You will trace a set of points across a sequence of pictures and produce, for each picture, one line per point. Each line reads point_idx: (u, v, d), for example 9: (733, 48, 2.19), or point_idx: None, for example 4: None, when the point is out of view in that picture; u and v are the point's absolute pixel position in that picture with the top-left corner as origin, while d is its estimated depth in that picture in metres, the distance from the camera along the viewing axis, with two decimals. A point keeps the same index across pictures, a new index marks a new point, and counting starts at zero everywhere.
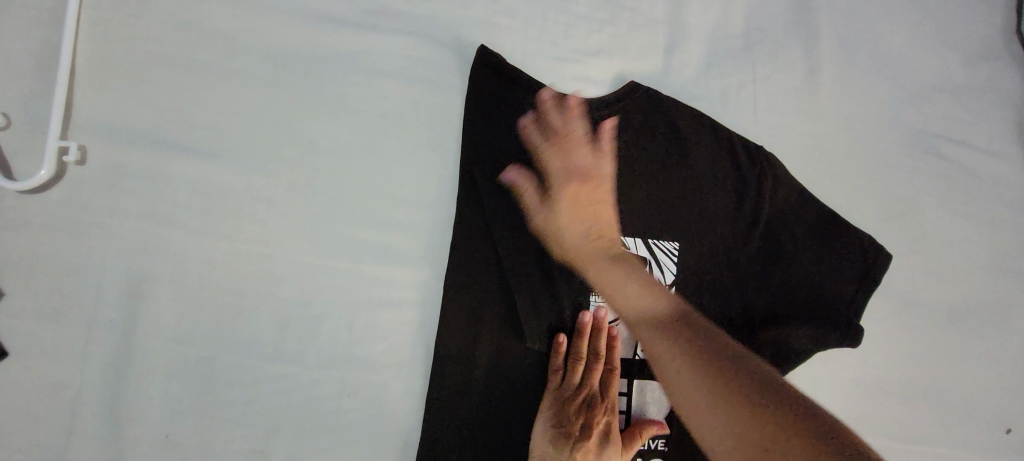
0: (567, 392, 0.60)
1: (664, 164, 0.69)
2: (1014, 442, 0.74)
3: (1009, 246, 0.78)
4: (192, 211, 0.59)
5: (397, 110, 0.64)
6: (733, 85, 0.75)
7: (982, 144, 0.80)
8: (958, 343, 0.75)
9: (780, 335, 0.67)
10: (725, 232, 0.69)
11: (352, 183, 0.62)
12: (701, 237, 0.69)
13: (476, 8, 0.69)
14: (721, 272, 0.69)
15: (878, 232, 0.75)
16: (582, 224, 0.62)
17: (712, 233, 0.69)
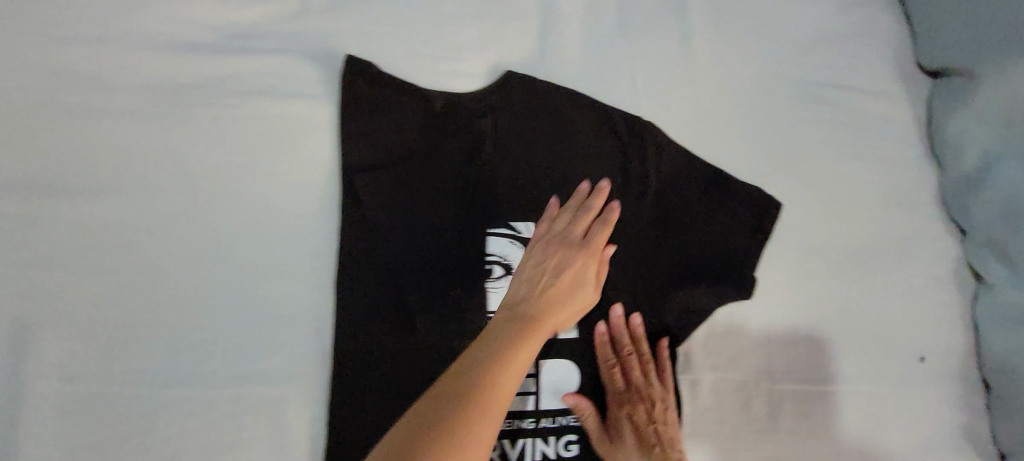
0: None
1: (545, 147, 0.70)
2: (930, 370, 0.75)
3: (899, 180, 0.80)
4: (74, 250, 0.60)
5: (274, 129, 0.66)
6: (612, 61, 0.77)
7: (863, 86, 0.83)
8: (864, 281, 0.76)
9: (674, 296, 0.69)
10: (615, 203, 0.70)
11: (235, 206, 0.64)
12: None
13: (342, 17, 0.71)
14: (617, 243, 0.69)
15: (771, 184, 0.76)
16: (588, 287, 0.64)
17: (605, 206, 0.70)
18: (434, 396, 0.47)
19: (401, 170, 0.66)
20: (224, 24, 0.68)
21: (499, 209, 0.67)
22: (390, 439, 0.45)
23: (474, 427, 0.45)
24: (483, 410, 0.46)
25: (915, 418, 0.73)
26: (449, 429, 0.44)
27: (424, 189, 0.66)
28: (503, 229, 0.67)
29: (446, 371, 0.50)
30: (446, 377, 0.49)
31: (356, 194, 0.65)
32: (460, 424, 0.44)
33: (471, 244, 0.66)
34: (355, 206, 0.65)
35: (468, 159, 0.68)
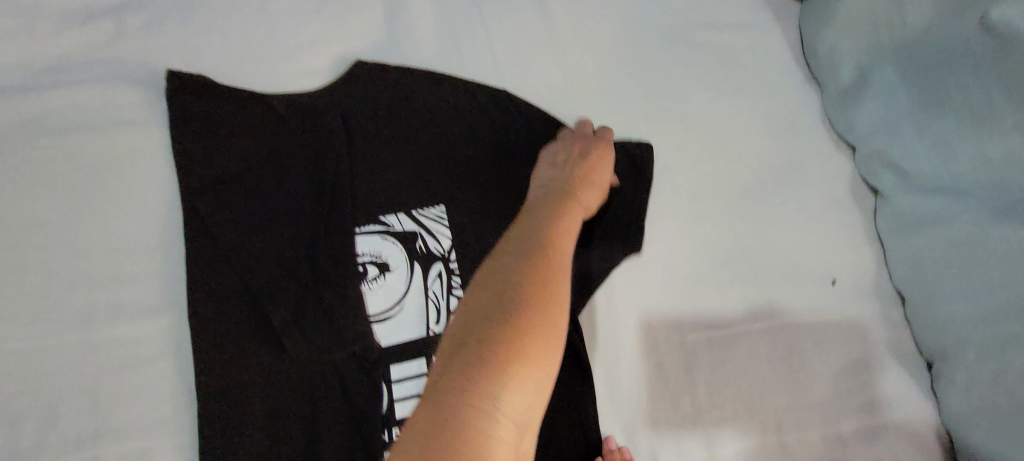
0: (353, 391, 0.58)
1: (403, 134, 0.67)
2: (843, 292, 0.73)
3: (782, 107, 0.79)
4: None
5: (99, 162, 0.61)
6: (467, 35, 0.74)
7: (732, 20, 0.81)
8: (762, 214, 0.74)
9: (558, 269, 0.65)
10: (486, 179, 0.67)
11: (63, 250, 0.58)
12: (465, 191, 0.66)
13: (165, 34, 0.66)
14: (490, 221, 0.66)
15: (651, 133, 0.74)
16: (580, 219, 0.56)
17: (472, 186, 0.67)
18: (530, 302, 0.42)
19: (249, 181, 0.62)
20: (35, 63, 0.63)
21: (364, 206, 0.63)
22: (472, 329, 0.41)
23: (558, 328, 0.43)
24: (562, 314, 0.44)
25: (834, 344, 0.71)
26: (551, 328, 0.42)
27: (277, 199, 0.62)
28: (373, 226, 0.63)
29: (526, 297, 0.43)
30: (535, 269, 0.45)
31: (200, 212, 0.60)
32: (548, 318, 0.42)
33: (335, 244, 0.61)
34: (201, 226, 0.60)
35: (321, 157, 0.64)
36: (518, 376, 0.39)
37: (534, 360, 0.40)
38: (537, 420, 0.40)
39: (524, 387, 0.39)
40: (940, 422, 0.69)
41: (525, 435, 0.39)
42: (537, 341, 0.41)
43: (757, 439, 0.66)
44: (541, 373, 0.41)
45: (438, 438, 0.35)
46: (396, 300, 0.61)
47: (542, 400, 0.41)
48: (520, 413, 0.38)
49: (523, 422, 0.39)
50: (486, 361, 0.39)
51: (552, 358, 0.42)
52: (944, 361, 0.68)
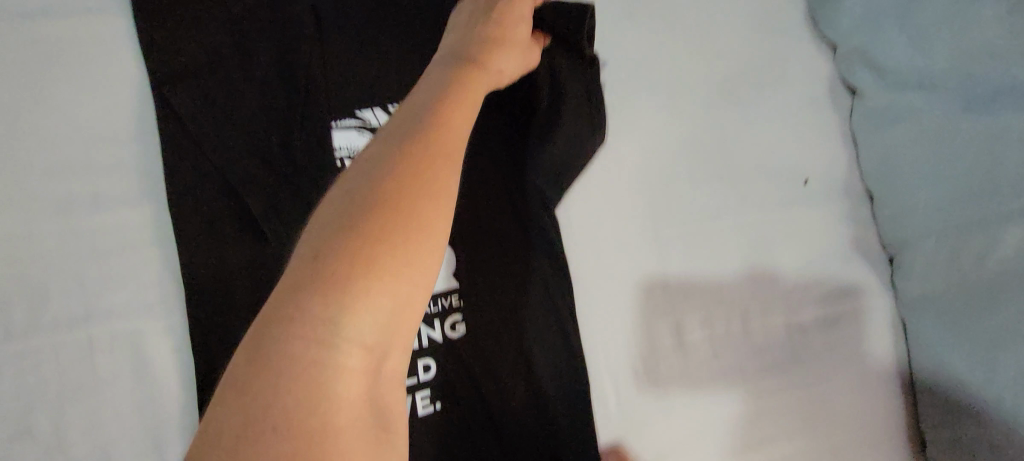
0: None
1: (376, 20, 0.64)
2: (814, 191, 0.75)
3: (764, 6, 0.77)
4: None
5: (62, 53, 0.59)
6: None
7: None
8: (738, 114, 0.74)
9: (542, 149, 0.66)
10: None
11: (33, 141, 0.57)
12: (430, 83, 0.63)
13: None
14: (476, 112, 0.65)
15: (628, 30, 0.73)
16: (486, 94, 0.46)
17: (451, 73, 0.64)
18: (380, 205, 0.34)
19: (217, 71, 0.60)
20: None
21: (338, 100, 0.62)
22: (313, 240, 0.34)
23: (426, 230, 0.35)
24: (436, 212, 0.36)
25: (802, 239, 0.73)
26: (414, 226, 0.34)
27: (245, 91, 0.60)
28: (348, 121, 0.61)
29: (377, 197, 0.34)
30: (400, 159, 0.36)
31: (169, 103, 0.59)
32: (411, 219, 0.34)
33: (310, 137, 0.60)
34: (171, 117, 0.59)
35: (292, 48, 0.62)
36: (370, 294, 0.32)
37: (386, 276, 0.33)
38: (404, 337, 0.34)
39: (375, 306, 0.32)
40: (896, 310, 0.73)
41: (387, 355, 0.33)
42: (393, 247, 0.33)
43: (723, 327, 0.69)
44: (400, 289, 0.33)
45: (264, 380, 0.31)
46: None
47: (409, 315, 0.34)
48: (371, 335, 0.32)
49: (380, 344, 0.33)
50: (327, 280, 0.32)
51: (421, 267, 0.34)
52: (902, 252, 0.71)
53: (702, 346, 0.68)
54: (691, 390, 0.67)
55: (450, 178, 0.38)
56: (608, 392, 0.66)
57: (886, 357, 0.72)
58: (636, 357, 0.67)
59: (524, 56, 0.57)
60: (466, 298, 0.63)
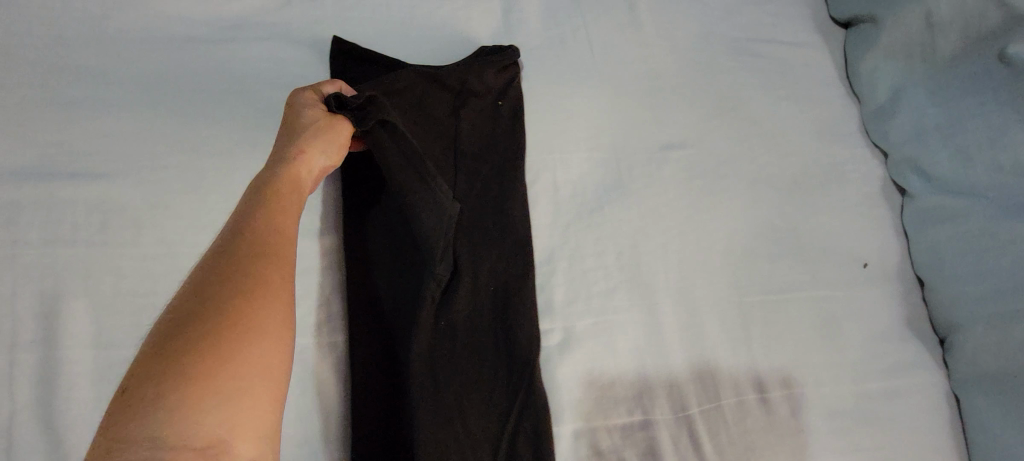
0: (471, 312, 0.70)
1: (508, 106, 0.80)
2: (873, 274, 0.85)
3: (828, 116, 0.92)
4: (91, 229, 0.62)
5: (273, 108, 0.71)
6: (568, 30, 0.86)
7: (789, 39, 0.95)
8: (808, 203, 0.87)
9: (434, 219, 0.70)
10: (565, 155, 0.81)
11: (241, 175, 0.67)
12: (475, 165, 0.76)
13: (325, 7, 0.78)
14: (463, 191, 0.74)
15: (720, 125, 0.86)
16: (280, 212, 0.53)
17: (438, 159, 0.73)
18: (195, 330, 0.42)
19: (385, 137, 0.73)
20: (217, 20, 0.74)
21: (483, 168, 0.76)
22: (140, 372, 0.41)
23: (254, 329, 0.44)
24: (263, 312, 0.45)
25: (865, 316, 0.83)
26: (203, 346, 0.42)
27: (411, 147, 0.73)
28: (490, 185, 0.76)
29: (206, 322, 0.43)
30: (184, 304, 0.44)
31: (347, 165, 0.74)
32: (215, 336, 0.42)
33: (465, 193, 0.74)
34: (351, 176, 0.74)
35: (445, 121, 0.76)
36: (206, 394, 0.40)
37: (191, 389, 0.40)
38: (243, 426, 0.40)
39: (217, 399, 0.40)
40: (951, 386, 0.81)
41: (228, 443, 0.39)
42: (190, 366, 0.40)
43: (801, 388, 0.77)
44: (206, 396, 0.40)
45: None
46: (505, 243, 0.74)
47: (239, 411, 0.40)
48: (203, 435, 0.38)
49: (218, 439, 0.39)
50: (172, 394, 0.39)
51: (253, 358, 0.43)
52: (954, 334, 0.81)
53: (782, 403, 0.76)
54: (777, 445, 0.74)
55: (274, 277, 0.48)
56: (705, 441, 0.72)
57: (944, 429, 0.79)
58: (726, 406, 0.74)
59: (333, 134, 0.63)
60: (576, 337, 0.73)
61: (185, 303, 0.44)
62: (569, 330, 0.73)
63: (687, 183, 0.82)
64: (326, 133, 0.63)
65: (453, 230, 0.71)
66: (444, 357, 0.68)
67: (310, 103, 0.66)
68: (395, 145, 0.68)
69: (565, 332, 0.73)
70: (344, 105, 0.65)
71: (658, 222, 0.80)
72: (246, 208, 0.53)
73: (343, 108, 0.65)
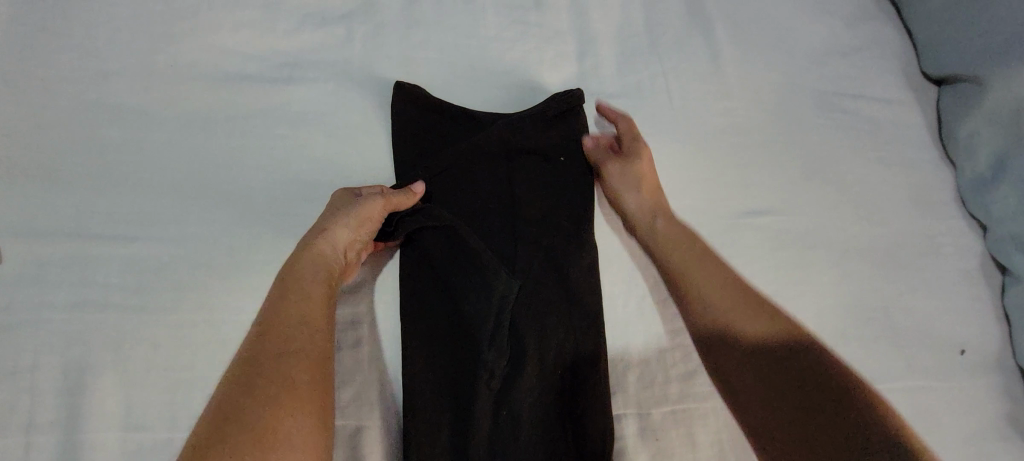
0: (533, 399, 0.63)
1: (574, 159, 0.72)
2: (972, 363, 0.77)
3: (921, 182, 0.84)
4: (125, 292, 0.55)
5: (329, 161, 0.65)
6: (646, 78, 0.79)
7: (879, 95, 0.88)
8: (900, 279, 0.79)
9: (483, 302, 0.64)
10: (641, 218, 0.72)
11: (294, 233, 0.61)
12: (540, 232, 0.68)
13: (388, 46, 0.71)
14: (524, 263, 0.66)
15: (806, 190, 0.79)
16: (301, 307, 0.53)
17: (496, 229, 0.67)
18: (224, 443, 0.44)
19: (449, 198, 0.68)
20: (272, 55, 0.67)
21: (549, 233, 0.68)
22: None
23: (275, 433, 0.45)
24: (287, 415, 0.46)
25: (965, 411, 0.74)
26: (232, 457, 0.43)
27: (470, 213, 0.67)
28: (557, 253, 0.68)
29: (231, 435, 0.44)
30: (213, 417, 0.46)
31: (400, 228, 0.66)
32: (242, 447, 0.44)
33: (529, 264, 0.67)
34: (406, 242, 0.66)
35: (509, 179, 0.69)
36: None
37: None
38: None
39: None
40: None
41: None
42: None
43: None
44: None
45: None
46: (572, 321, 0.66)
47: None
48: None
49: None
50: None
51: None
52: None
53: None
54: None
55: (297, 375, 0.49)
56: None
57: None
58: None
59: (363, 215, 0.59)
60: (650, 426, 0.65)
61: (214, 415, 0.46)
62: (642, 418, 0.65)
63: (772, 254, 0.75)
64: (356, 211, 0.59)
65: (510, 307, 0.64)
66: (504, 450, 0.61)
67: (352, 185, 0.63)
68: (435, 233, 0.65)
69: (639, 419, 0.65)
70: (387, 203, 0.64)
71: None
72: (269, 307, 0.53)
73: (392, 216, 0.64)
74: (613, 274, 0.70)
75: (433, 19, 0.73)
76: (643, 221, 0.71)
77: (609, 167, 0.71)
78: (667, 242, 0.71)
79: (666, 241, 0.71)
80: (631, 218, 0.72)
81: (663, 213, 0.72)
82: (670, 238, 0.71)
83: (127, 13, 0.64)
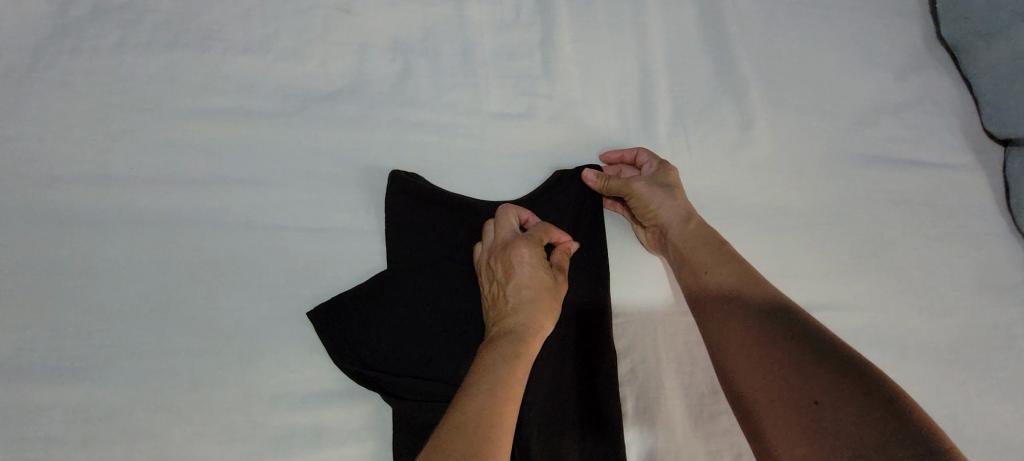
0: None
1: (586, 250, 0.63)
2: None
3: (988, 260, 0.74)
4: (73, 445, 0.48)
5: (309, 268, 0.57)
6: (671, 151, 0.70)
7: (935, 158, 0.77)
8: (969, 379, 0.68)
9: None
10: (666, 314, 0.64)
11: (270, 363, 0.53)
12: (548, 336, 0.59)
13: (379, 128, 0.63)
14: (529, 378, 0.57)
15: (855, 275, 0.70)
16: (500, 315, 0.54)
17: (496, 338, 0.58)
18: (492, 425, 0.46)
19: (438, 301, 0.58)
20: (246, 147, 0.59)
21: (558, 338, 0.60)
22: None
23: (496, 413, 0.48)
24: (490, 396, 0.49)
25: None
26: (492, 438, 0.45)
27: (461, 320, 0.58)
28: (569, 359, 0.60)
29: (473, 424, 0.45)
30: (499, 416, 0.47)
31: (384, 347, 0.56)
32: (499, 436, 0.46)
33: (536, 377, 0.58)
34: (391, 353, 0.55)
35: None
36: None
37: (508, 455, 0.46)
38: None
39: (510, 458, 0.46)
40: None
41: None
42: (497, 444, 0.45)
43: None
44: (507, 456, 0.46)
45: None
46: (588, 446, 0.57)
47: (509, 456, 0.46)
48: None
49: None
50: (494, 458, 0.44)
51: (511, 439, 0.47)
52: None
53: None
54: None
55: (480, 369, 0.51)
56: None
57: None
58: None
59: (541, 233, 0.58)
60: None
61: (493, 408, 0.47)
62: None
63: None
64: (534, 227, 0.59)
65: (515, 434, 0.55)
66: None
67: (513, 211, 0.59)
68: (422, 347, 0.56)
69: None
70: (370, 314, 0.56)
71: None
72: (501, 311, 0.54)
73: (378, 329, 0.56)
74: (632, 384, 0.61)
75: (430, 95, 0.65)
76: (670, 246, 0.64)
77: (636, 186, 0.64)
78: (694, 257, 0.62)
79: (689, 251, 0.63)
80: (661, 231, 0.64)
81: (687, 241, 0.63)
82: (695, 242, 0.63)
83: (81, 109, 0.56)
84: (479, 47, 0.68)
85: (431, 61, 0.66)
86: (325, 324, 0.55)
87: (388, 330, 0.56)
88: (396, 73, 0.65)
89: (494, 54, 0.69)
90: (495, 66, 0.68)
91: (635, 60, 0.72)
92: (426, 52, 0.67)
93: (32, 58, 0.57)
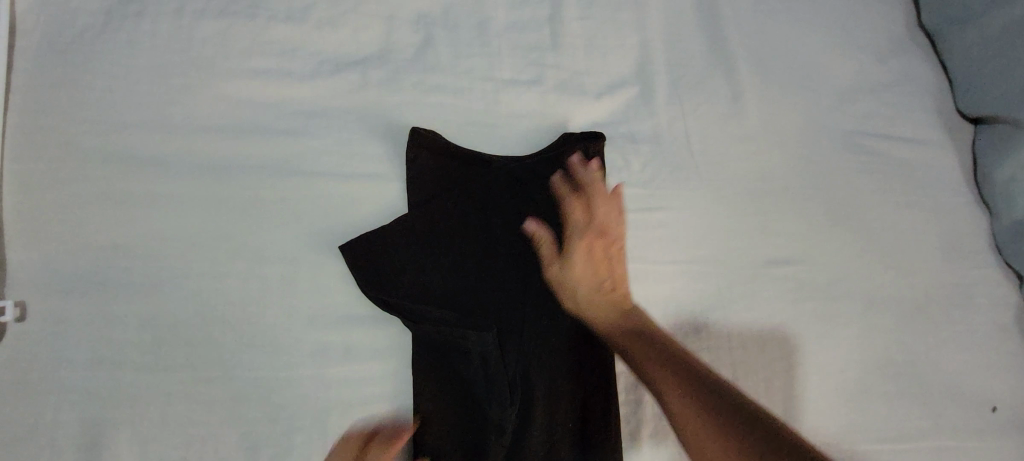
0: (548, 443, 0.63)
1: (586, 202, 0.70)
2: (1003, 420, 0.74)
3: (953, 227, 0.81)
4: (142, 348, 0.57)
5: (340, 210, 0.65)
6: (665, 120, 0.77)
7: (910, 133, 0.84)
8: (928, 331, 0.76)
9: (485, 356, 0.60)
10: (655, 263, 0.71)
11: (306, 289, 0.62)
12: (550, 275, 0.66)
13: (404, 90, 0.70)
14: (532, 311, 0.65)
15: (829, 236, 0.77)
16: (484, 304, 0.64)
17: (505, 275, 0.66)
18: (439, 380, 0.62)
19: (454, 242, 0.66)
20: (287, 103, 0.67)
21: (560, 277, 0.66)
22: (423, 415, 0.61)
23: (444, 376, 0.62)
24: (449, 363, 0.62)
25: None
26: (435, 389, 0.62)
27: (474, 259, 0.66)
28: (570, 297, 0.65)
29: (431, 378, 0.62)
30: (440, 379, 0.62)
31: (404, 279, 0.63)
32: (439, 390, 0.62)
33: (538, 310, 0.65)
34: (410, 284, 0.63)
35: (523, 227, 0.68)
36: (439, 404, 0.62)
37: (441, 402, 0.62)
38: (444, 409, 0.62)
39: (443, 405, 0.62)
40: None
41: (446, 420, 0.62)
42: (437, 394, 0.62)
43: None
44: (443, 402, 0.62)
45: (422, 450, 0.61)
46: (582, 370, 0.65)
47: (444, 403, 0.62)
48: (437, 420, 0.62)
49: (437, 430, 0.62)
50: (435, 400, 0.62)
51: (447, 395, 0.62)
52: None
53: None
54: None
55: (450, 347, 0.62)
56: None
57: None
58: None
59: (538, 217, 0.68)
60: None
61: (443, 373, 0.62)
62: None
63: (795, 306, 0.73)
64: (523, 199, 0.68)
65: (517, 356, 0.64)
66: None
67: (513, 181, 0.69)
68: (439, 281, 0.64)
69: None
70: (391, 249, 0.63)
71: (760, 353, 0.71)
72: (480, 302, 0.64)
73: (398, 263, 0.63)
74: None
75: (449, 62, 0.73)
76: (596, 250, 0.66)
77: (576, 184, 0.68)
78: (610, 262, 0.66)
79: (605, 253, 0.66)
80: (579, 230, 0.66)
81: (615, 251, 0.66)
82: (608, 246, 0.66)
83: (145, 66, 0.64)
84: (493, 22, 0.76)
85: (451, 32, 0.74)
86: (353, 257, 0.62)
87: (406, 265, 0.63)
88: (419, 43, 0.73)
89: (507, 27, 0.76)
90: (508, 38, 0.75)
91: (635, 36, 0.80)
92: (446, 24, 0.74)
93: (102, 19, 0.65)
